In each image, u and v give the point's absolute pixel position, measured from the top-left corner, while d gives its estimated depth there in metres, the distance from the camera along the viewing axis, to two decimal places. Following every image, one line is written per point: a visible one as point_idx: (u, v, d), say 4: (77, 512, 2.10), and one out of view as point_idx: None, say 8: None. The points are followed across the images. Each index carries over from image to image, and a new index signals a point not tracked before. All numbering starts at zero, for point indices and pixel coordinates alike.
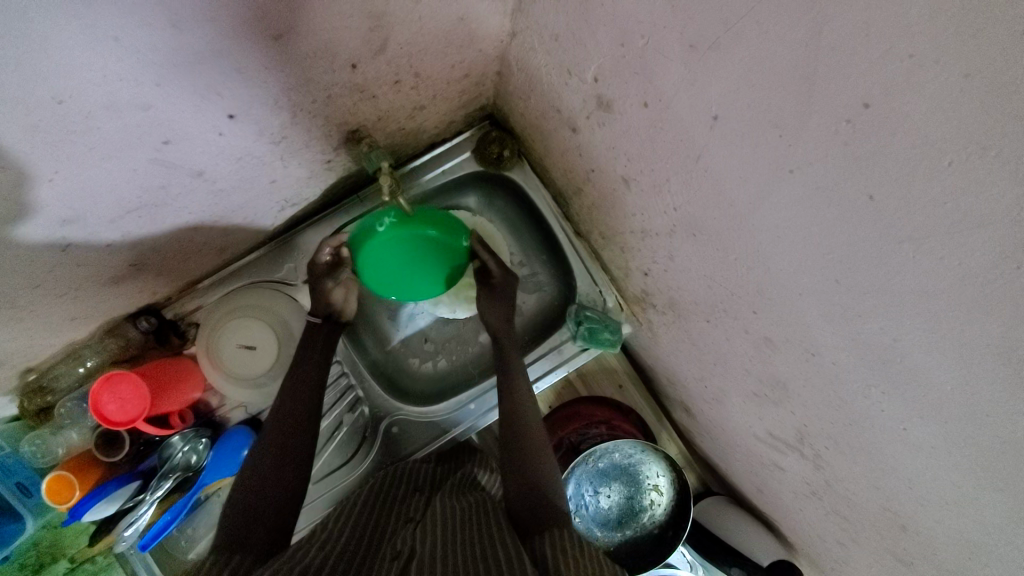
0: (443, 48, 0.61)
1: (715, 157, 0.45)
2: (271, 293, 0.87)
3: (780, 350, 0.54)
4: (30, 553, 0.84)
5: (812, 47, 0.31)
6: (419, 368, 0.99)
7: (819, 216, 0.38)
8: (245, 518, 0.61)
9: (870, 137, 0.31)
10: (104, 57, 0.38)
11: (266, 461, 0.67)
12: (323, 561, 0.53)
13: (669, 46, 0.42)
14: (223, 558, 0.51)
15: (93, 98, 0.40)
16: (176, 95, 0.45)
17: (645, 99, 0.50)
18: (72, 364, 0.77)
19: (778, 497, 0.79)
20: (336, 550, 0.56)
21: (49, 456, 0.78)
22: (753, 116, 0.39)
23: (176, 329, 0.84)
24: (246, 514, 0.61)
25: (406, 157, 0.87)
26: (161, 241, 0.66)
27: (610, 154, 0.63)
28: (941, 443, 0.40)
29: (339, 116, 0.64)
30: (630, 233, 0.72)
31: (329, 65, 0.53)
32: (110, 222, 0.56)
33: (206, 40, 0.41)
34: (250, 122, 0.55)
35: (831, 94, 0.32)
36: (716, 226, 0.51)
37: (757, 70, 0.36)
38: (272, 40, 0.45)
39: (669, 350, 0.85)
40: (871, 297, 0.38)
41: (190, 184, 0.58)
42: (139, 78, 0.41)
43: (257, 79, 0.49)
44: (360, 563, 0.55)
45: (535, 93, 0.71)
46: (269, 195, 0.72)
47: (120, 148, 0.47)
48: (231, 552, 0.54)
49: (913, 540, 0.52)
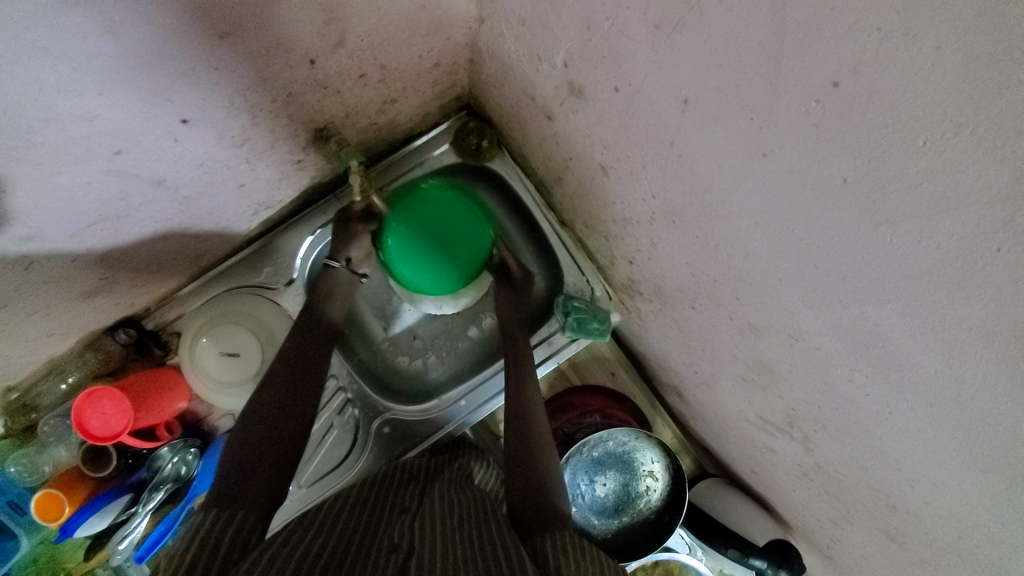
0: (408, 38, 0.59)
1: (688, 142, 0.44)
2: (252, 298, 0.85)
3: (764, 335, 0.53)
4: (30, 569, 0.81)
5: (777, 23, 0.30)
6: (409, 365, 0.98)
7: (794, 200, 0.37)
8: (241, 472, 0.59)
9: (841, 117, 0.30)
10: (36, 68, 0.35)
11: (262, 420, 0.64)
12: (321, 547, 0.52)
13: (635, 28, 0.40)
14: (222, 521, 0.51)
15: (32, 112, 0.38)
16: (123, 102, 0.43)
17: (615, 85, 0.48)
18: (53, 381, 0.76)
19: (772, 478, 0.79)
20: (332, 538, 0.55)
21: (36, 475, 0.77)
22: (722, 99, 0.37)
23: (158, 339, 0.82)
24: (243, 465, 0.59)
25: (382, 152, 0.85)
26: (130, 252, 0.65)
27: (586, 141, 0.61)
28: (927, 426, 0.39)
29: (305, 115, 0.62)
30: (612, 221, 0.70)
31: (286, 61, 0.51)
32: (71, 236, 0.54)
33: (148, 43, 0.39)
34: (208, 126, 0.53)
35: (800, 73, 0.30)
36: (694, 212, 0.50)
37: (723, 49, 0.34)
38: (220, 39, 0.43)
39: (659, 337, 0.84)
40: (850, 283, 0.37)
41: (152, 192, 0.57)
42: (79, 87, 0.39)
43: (209, 80, 0.47)
44: (357, 549, 0.54)
45: (509, 81, 0.69)
46: (240, 198, 0.70)
47: (70, 161, 0.45)
48: (230, 514, 0.52)
49: (904, 519, 0.51)
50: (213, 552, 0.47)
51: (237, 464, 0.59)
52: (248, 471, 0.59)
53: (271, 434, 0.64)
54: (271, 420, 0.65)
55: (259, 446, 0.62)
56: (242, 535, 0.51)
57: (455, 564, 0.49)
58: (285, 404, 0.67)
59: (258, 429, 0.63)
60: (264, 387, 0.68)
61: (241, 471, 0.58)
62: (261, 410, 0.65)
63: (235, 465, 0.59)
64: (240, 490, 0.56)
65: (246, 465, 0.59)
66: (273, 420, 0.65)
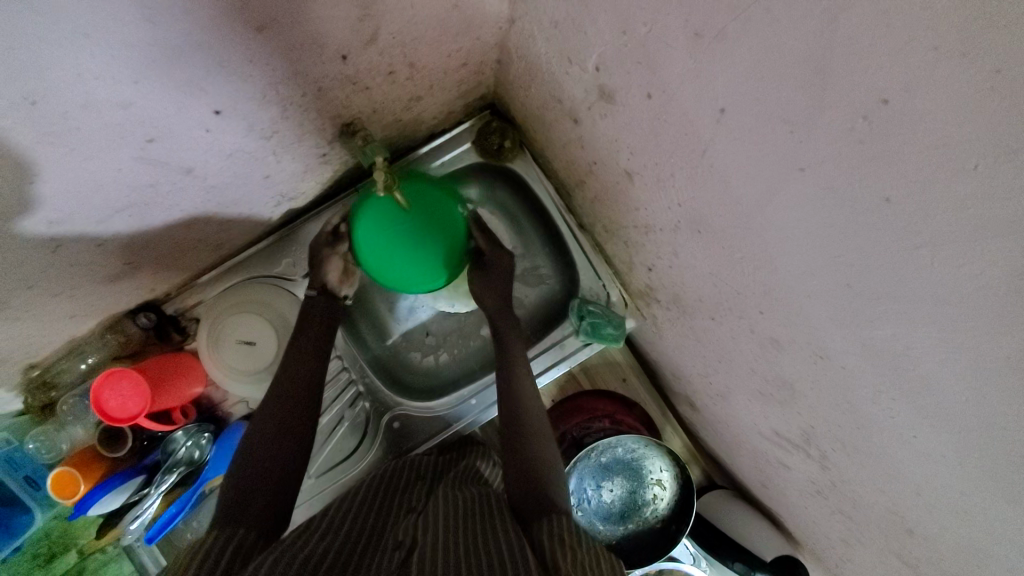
0: (439, 36, 0.59)
1: (721, 153, 0.43)
2: (270, 288, 0.86)
3: (787, 351, 0.52)
4: (42, 543, 0.83)
5: (826, 37, 0.29)
6: (421, 362, 0.98)
7: (830, 217, 0.36)
8: (240, 493, 0.60)
9: (888, 135, 0.29)
10: (77, 55, 0.36)
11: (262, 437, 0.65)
12: (326, 547, 0.53)
13: (674, 35, 0.40)
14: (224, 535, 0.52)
15: (70, 98, 0.39)
16: (157, 91, 0.44)
17: (648, 91, 0.47)
18: (74, 360, 0.77)
19: (783, 494, 0.78)
20: (336, 539, 0.55)
21: (54, 452, 0.78)
22: (761, 110, 0.36)
23: (176, 324, 0.84)
24: (246, 481, 0.61)
25: (404, 149, 0.85)
26: (154, 238, 0.65)
27: (613, 146, 0.61)
28: (952, 453, 0.39)
29: (332, 109, 0.62)
30: (633, 228, 0.70)
31: (318, 56, 0.51)
32: (100, 221, 0.55)
33: (185, 34, 0.40)
34: (239, 118, 0.54)
35: (846, 89, 0.30)
36: (722, 224, 0.49)
37: (767, 60, 0.33)
38: (257, 32, 0.43)
39: (674, 346, 0.83)
40: (883, 303, 0.36)
41: (180, 181, 0.57)
42: (117, 76, 0.40)
43: (242, 72, 0.47)
44: (363, 549, 0.55)
45: (536, 82, 0.68)
46: (264, 189, 0.71)
47: (103, 147, 0.46)
48: (231, 532, 0.53)
49: (920, 544, 0.50)
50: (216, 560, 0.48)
51: (240, 483, 0.61)
52: (251, 487, 0.61)
53: (270, 452, 0.65)
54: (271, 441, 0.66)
55: (261, 464, 0.63)
56: (244, 547, 0.52)
57: (457, 562, 0.48)
58: (287, 421, 0.68)
59: (264, 446, 0.65)
60: (272, 402, 0.69)
61: (244, 490, 0.60)
62: (265, 426, 0.67)
63: (233, 489, 0.60)
64: (243, 507, 0.58)
65: (246, 487, 0.60)
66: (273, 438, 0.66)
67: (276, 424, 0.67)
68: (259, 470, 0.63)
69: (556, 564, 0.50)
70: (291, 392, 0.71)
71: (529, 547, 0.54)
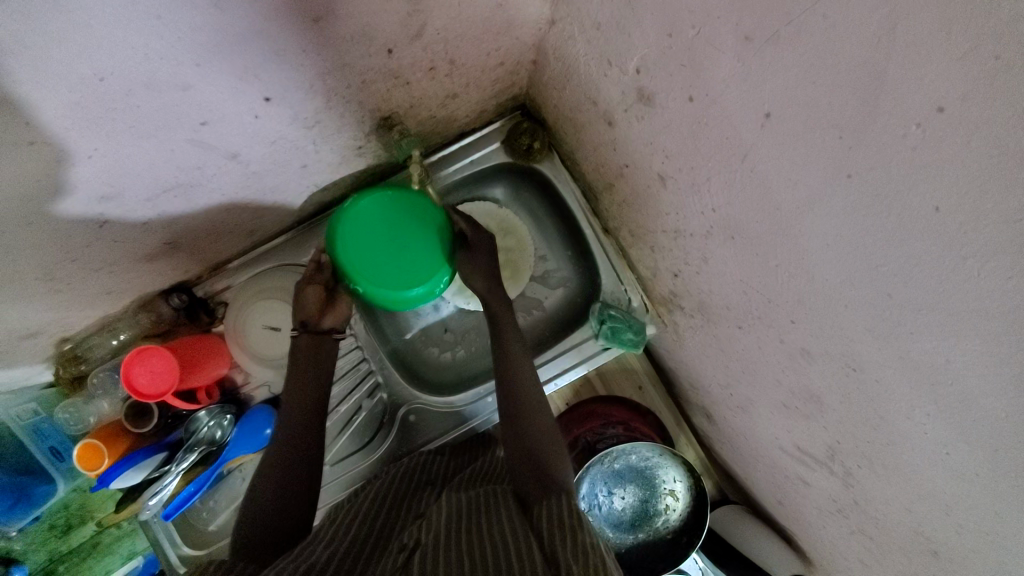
0: (480, 35, 0.60)
1: (762, 158, 0.43)
2: (296, 276, 0.87)
3: (817, 362, 0.51)
4: (59, 515, 0.85)
5: (884, 43, 0.29)
6: (439, 357, 0.99)
7: (875, 225, 0.36)
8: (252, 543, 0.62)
9: (944, 141, 0.29)
10: (145, 36, 0.37)
11: (274, 473, 0.68)
12: (329, 556, 0.54)
13: (722, 38, 0.40)
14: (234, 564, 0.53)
15: (136, 76, 0.40)
16: (214, 75, 0.45)
17: (690, 94, 0.48)
18: (106, 336, 0.79)
19: (800, 512, 0.77)
20: (341, 549, 0.56)
21: (82, 424, 0.81)
22: (810, 115, 0.36)
23: (205, 307, 0.85)
24: (263, 509, 0.65)
25: (435, 146, 0.87)
26: (193, 221, 0.67)
27: (648, 150, 0.61)
28: (987, 473, 0.38)
29: (372, 103, 0.63)
30: (662, 233, 0.70)
31: (366, 49, 0.52)
32: (146, 201, 0.57)
33: (245, 21, 0.41)
34: (286, 107, 0.55)
35: (901, 96, 0.30)
36: (758, 229, 0.49)
37: (819, 64, 0.34)
38: (313, 23, 0.45)
39: (694, 354, 0.82)
40: (925, 315, 0.36)
41: (224, 165, 0.59)
42: (179, 57, 0.41)
43: (293, 61, 0.49)
44: (366, 558, 0.56)
45: (571, 84, 0.69)
46: (300, 178, 0.72)
47: (157, 128, 0.47)
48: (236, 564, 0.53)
49: (945, 568, 0.49)
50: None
51: (254, 515, 0.65)
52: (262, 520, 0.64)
53: (276, 486, 0.67)
54: (279, 474, 0.68)
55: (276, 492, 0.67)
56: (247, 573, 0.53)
57: (459, 562, 0.49)
58: (301, 445, 0.71)
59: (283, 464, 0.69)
60: (287, 432, 0.72)
61: (253, 526, 0.64)
62: (278, 455, 0.70)
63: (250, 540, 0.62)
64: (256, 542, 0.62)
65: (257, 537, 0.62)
66: (285, 470, 0.69)
67: (290, 443, 0.71)
68: (272, 501, 0.66)
69: (553, 549, 0.51)
70: (305, 409, 0.74)
71: (527, 533, 0.54)
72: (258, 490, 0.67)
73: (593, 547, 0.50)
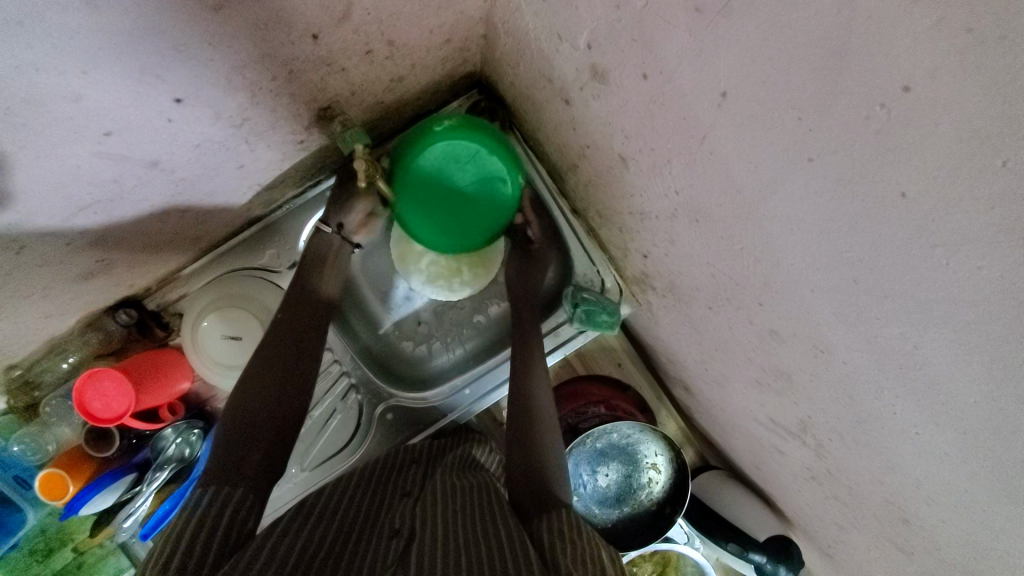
0: (418, 11, 0.55)
1: (721, 141, 0.40)
2: (254, 280, 0.83)
3: (786, 343, 0.50)
4: (38, 539, 0.82)
5: (845, 13, 0.26)
6: (414, 351, 0.96)
7: (838, 211, 0.34)
8: (232, 450, 0.59)
9: (910, 125, 0.26)
10: (12, 45, 0.32)
11: None
12: (325, 534, 0.54)
13: (672, 9, 0.37)
14: (221, 495, 0.52)
15: (11, 93, 0.35)
16: (109, 79, 0.40)
17: (644, 70, 0.44)
18: (55, 360, 0.75)
19: (778, 477, 0.78)
20: (335, 524, 0.56)
21: (40, 454, 0.77)
22: (767, 94, 0.33)
23: (159, 319, 0.81)
24: (236, 441, 0.60)
25: (389, 133, 0.81)
26: (125, 233, 0.62)
27: (606, 129, 0.57)
28: (957, 452, 0.37)
29: (308, 93, 0.58)
30: (628, 214, 0.67)
31: (287, 36, 0.47)
32: (62, 220, 0.52)
33: (132, 17, 0.36)
34: (205, 106, 0.50)
35: (863, 75, 0.27)
36: (721, 213, 0.47)
37: (775, 39, 0.30)
38: (215, 11, 0.40)
39: (669, 331, 0.82)
40: (892, 302, 0.34)
41: (146, 175, 0.54)
42: (61, 66, 0.36)
43: (203, 56, 0.43)
44: (359, 535, 0.55)
45: (524, 60, 0.64)
46: (241, 179, 0.67)
47: (56, 143, 0.42)
48: (230, 492, 0.53)
49: (915, 533, 0.50)
50: (217, 526, 0.49)
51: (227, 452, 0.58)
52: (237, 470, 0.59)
53: (258, 423, 0.62)
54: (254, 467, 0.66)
55: (250, 433, 0.61)
56: (243, 510, 0.53)
57: (451, 549, 0.49)
58: None
59: (250, 406, 0.63)
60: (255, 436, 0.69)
61: (239, 440, 0.60)
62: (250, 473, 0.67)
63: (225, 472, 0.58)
64: (240, 461, 0.58)
65: (238, 444, 0.59)
66: None
67: None
68: (250, 437, 0.60)
69: (552, 557, 0.50)
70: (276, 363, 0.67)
71: (529, 540, 0.55)
72: None
73: (586, 561, 0.49)
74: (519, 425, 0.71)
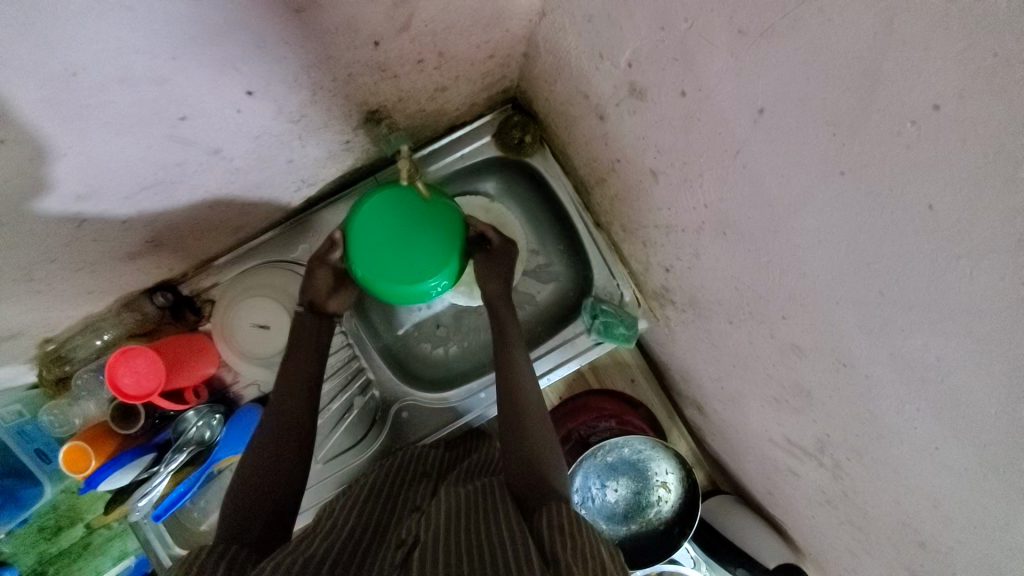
0: (468, 27, 0.59)
1: (755, 155, 0.43)
2: (284, 273, 0.86)
3: (808, 358, 0.52)
4: (49, 516, 0.84)
5: (882, 37, 0.29)
6: (431, 352, 0.98)
7: (867, 222, 0.36)
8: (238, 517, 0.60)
9: (940, 139, 0.29)
10: (117, 28, 0.36)
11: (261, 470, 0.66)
12: (327, 548, 0.53)
13: (715, 32, 0.40)
14: (221, 548, 0.52)
15: (105, 71, 0.39)
16: (192, 68, 0.43)
17: (683, 88, 0.47)
18: (90, 336, 0.77)
19: (790, 501, 0.78)
20: (339, 536, 0.57)
21: (66, 427, 0.78)
22: (804, 111, 0.36)
23: (192, 305, 0.84)
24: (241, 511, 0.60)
25: (424, 140, 0.85)
26: (175, 217, 0.65)
27: (639, 144, 0.60)
28: (977, 468, 0.38)
29: (359, 96, 0.62)
30: (654, 228, 0.69)
31: (351, 42, 0.51)
32: (125, 199, 0.55)
33: (221, 11, 0.39)
34: (269, 101, 0.54)
35: (896, 94, 0.29)
36: (749, 226, 0.49)
37: (813, 60, 0.33)
38: (295, 13, 0.44)
39: (686, 348, 0.83)
40: (917, 313, 0.36)
41: (206, 161, 0.57)
42: (154, 51, 0.39)
43: (275, 53, 0.47)
44: (364, 550, 0.56)
45: (562, 77, 0.68)
46: (286, 174, 0.71)
47: (133, 124, 0.46)
48: (224, 547, 0.52)
49: (932, 558, 0.50)
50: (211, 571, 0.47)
51: (239, 503, 0.62)
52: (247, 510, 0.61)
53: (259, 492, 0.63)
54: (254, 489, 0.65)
55: (255, 492, 0.63)
56: (238, 562, 0.51)
57: (454, 555, 0.49)
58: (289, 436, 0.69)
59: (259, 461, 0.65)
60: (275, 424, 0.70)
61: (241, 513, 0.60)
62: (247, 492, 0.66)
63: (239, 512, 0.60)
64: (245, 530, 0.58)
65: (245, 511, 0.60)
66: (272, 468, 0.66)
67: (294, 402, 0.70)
68: (255, 492, 0.63)
69: (553, 554, 0.50)
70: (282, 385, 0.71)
71: (529, 535, 0.55)
72: (248, 475, 0.65)
73: (594, 562, 0.49)
74: (511, 441, 0.72)
